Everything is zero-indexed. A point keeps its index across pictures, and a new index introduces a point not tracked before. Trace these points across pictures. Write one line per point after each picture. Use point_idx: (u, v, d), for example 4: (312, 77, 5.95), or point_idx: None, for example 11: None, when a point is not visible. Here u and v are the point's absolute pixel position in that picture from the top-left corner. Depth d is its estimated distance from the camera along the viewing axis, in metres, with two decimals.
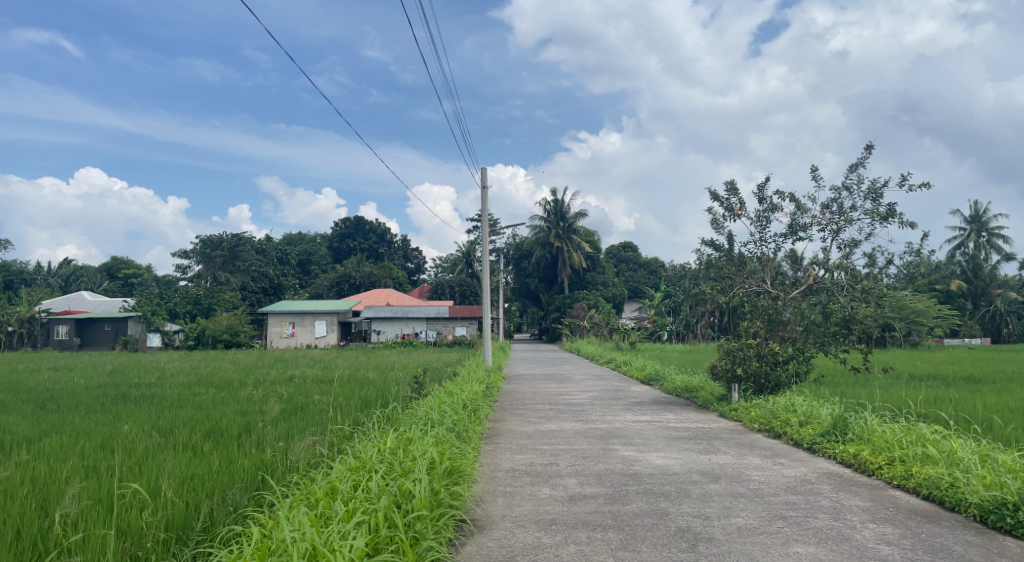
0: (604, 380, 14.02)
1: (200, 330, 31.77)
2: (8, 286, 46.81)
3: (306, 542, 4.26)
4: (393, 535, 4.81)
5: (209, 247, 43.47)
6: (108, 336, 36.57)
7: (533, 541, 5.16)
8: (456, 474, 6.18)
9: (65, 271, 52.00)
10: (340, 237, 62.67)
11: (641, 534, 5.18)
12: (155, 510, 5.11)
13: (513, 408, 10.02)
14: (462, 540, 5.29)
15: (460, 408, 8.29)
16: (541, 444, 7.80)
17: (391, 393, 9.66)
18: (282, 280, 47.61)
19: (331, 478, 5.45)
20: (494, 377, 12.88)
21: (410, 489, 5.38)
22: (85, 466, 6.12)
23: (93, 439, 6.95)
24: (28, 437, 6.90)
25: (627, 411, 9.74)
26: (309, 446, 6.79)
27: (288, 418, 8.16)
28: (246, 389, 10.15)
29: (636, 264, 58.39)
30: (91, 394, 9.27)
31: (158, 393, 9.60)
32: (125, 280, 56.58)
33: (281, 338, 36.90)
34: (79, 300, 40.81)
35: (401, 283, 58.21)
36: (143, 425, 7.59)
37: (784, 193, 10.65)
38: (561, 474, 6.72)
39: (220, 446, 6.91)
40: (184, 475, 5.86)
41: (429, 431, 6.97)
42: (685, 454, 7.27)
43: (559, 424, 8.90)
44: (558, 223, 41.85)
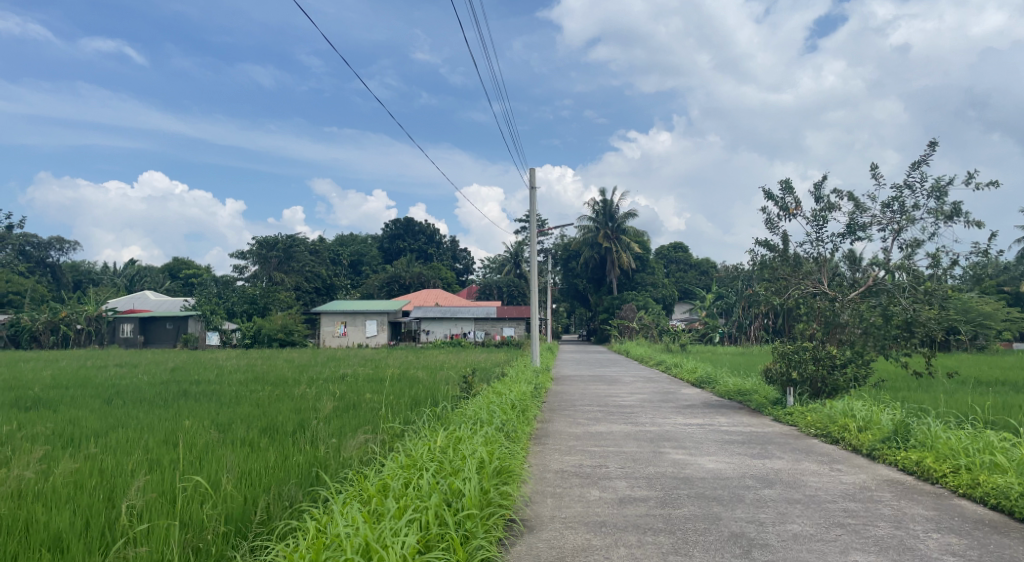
0: (654, 383, 13.89)
1: (256, 330, 32.67)
2: (77, 286, 48.95)
3: (359, 537, 4.33)
4: (443, 533, 4.86)
5: (265, 248, 44.46)
6: (170, 334, 38.00)
7: (582, 543, 5.14)
8: (505, 474, 6.21)
9: (130, 271, 54.15)
10: (390, 238, 63.54)
11: (693, 538, 5.11)
12: (216, 503, 5.28)
13: (562, 410, 10.00)
14: (511, 540, 5.31)
15: (508, 408, 8.31)
16: (590, 446, 7.76)
17: (440, 393, 9.76)
18: (333, 281, 48.62)
19: (383, 475, 5.53)
20: (542, 377, 12.90)
21: (460, 488, 5.42)
22: (149, 460, 6.35)
23: (157, 434, 7.22)
24: (96, 430, 7.20)
25: (678, 414, 9.63)
26: (362, 443, 6.91)
27: (341, 416, 8.32)
28: (300, 386, 10.39)
29: (686, 264, 57.58)
30: (155, 390, 9.63)
31: (218, 389, 9.90)
32: (185, 280, 58.49)
33: (334, 337, 37.68)
34: (143, 299, 42.42)
35: (450, 283, 58.69)
36: (203, 421, 7.83)
37: (842, 192, 10.34)
38: (611, 476, 6.68)
39: (276, 442, 7.10)
40: (243, 470, 6.03)
41: (478, 430, 7.01)
42: (738, 458, 7.13)
43: (608, 425, 8.85)
44: (606, 223, 41.62)
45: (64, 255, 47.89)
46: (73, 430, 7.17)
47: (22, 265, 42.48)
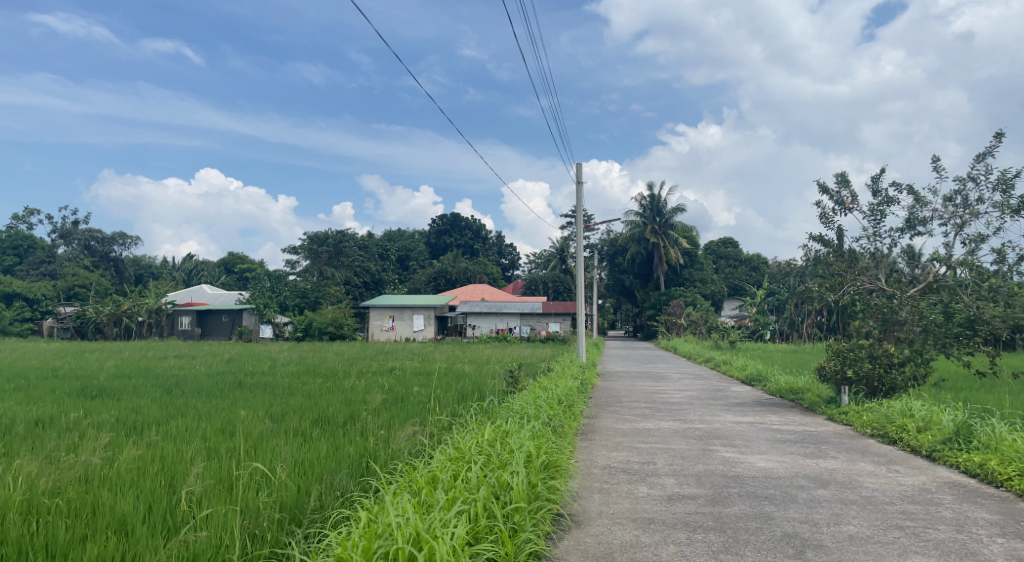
0: (703, 380, 13.70)
1: (308, 323, 33.44)
2: (139, 280, 50.73)
3: (410, 526, 4.40)
4: (492, 525, 4.91)
5: (315, 243, 45.23)
6: (225, 327, 38.84)
7: (631, 539, 5.11)
8: (553, 468, 6.22)
9: (187, 266, 55.92)
10: (437, 234, 64.05)
11: (744, 537, 5.03)
12: (272, 491, 5.44)
13: (609, 406, 9.94)
14: (560, 534, 5.32)
15: (554, 403, 8.32)
16: (638, 443, 7.71)
17: (486, 386, 9.83)
18: (382, 276, 49.24)
19: (432, 467, 5.60)
20: (588, 373, 12.84)
21: (508, 481, 5.46)
22: (207, 448, 6.57)
23: (214, 423, 7.45)
24: (157, 419, 7.49)
25: (727, 411, 9.48)
26: (410, 435, 7.02)
27: (389, 408, 8.45)
28: (350, 379, 10.59)
29: (736, 260, 56.52)
30: (211, 380, 9.95)
31: (272, 381, 10.17)
32: (239, 274, 59.99)
33: (382, 331, 38.24)
34: (199, 292, 43.73)
35: (495, 278, 58.84)
36: (258, 411, 8.06)
37: (901, 185, 10.01)
38: (659, 472, 6.62)
39: (327, 433, 7.24)
40: (296, 459, 6.19)
41: (525, 425, 7.03)
42: (791, 457, 6.99)
43: (655, 422, 8.77)
44: (654, 218, 41.11)
45: (126, 250, 49.71)
46: (136, 418, 7.45)
47: (87, 259, 44.26)
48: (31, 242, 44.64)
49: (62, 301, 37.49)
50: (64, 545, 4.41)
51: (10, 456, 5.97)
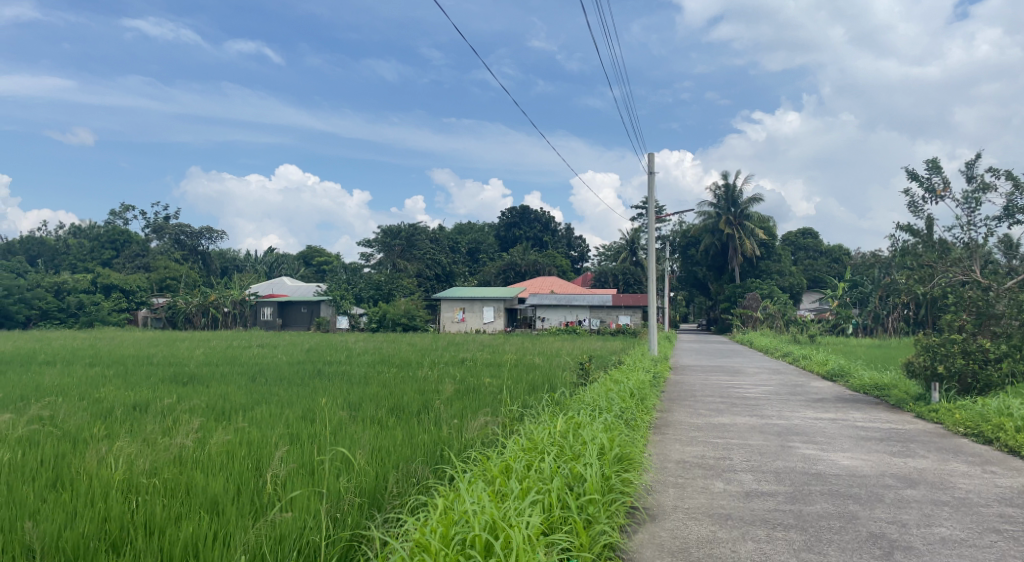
0: (781, 374, 13.34)
1: (382, 314, 34.31)
2: (225, 273, 53.14)
3: (486, 514, 4.47)
4: (567, 516, 4.93)
5: (389, 236, 46.72)
6: (305, 317, 40.61)
7: (707, 535, 5.04)
8: (626, 461, 6.18)
9: (269, 259, 58.31)
10: (507, 226, 64.50)
11: (827, 536, 4.89)
12: (352, 476, 5.62)
13: (682, 400, 9.79)
14: (634, 527, 5.30)
15: (627, 395, 8.25)
16: (714, 438, 7.56)
17: (558, 378, 9.87)
18: (453, 268, 49.90)
19: (506, 456, 5.67)
20: (660, 367, 12.68)
21: (582, 473, 5.46)
22: (291, 433, 6.84)
23: (296, 410, 7.73)
24: (244, 405, 7.83)
25: (808, 407, 9.19)
26: (483, 425, 7.11)
27: (461, 398, 8.62)
28: (423, 369, 10.82)
29: (816, 252, 54.50)
30: (293, 369, 10.35)
31: (348, 370, 10.52)
32: (317, 267, 61.80)
33: (453, 322, 38.89)
34: (280, 284, 45.39)
35: (565, 271, 58.73)
36: (336, 399, 8.33)
37: (999, 171, 9.43)
38: (735, 468, 6.49)
39: (402, 421, 7.43)
40: (375, 446, 6.38)
41: (597, 417, 7.01)
42: (877, 456, 6.72)
43: (731, 417, 8.59)
44: (729, 209, 40.40)
45: (213, 244, 51.95)
46: (224, 404, 7.82)
47: (177, 252, 46.68)
48: (126, 237, 47.24)
49: (156, 292, 39.62)
50: (161, 522, 4.67)
51: (112, 438, 6.36)
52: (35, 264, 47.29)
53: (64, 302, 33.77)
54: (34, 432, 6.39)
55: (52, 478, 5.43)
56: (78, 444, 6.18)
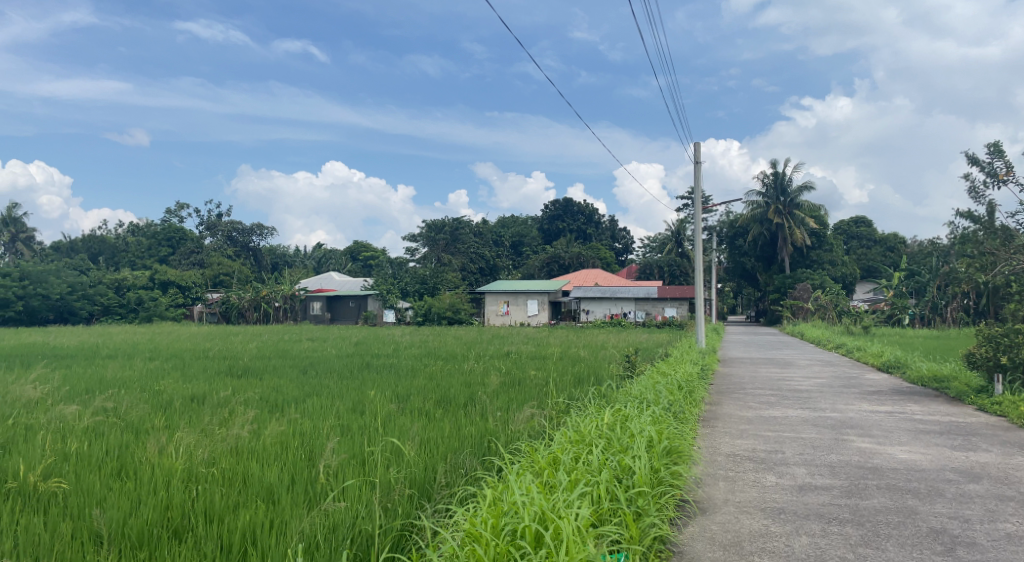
0: (834, 367, 13.02)
1: (427, 308, 34.68)
2: (275, 269, 54.30)
3: (535, 505, 4.48)
4: (616, 508, 4.90)
5: (433, 231, 47.07)
6: (352, 312, 41.29)
7: (760, 528, 4.97)
8: (676, 454, 6.12)
9: (317, 255, 59.46)
10: (550, 219, 64.33)
11: (885, 531, 4.76)
12: (401, 467, 5.70)
13: (732, 392, 9.66)
14: (684, 520, 5.25)
15: (675, 388, 8.17)
16: (765, 431, 7.43)
17: (604, 371, 9.83)
18: (497, 261, 50.08)
19: (553, 448, 5.68)
20: (708, 359, 12.52)
21: (630, 465, 5.44)
22: (341, 425, 6.97)
23: (346, 402, 7.89)
24: (296, 397, 8.02)
25: (863, 400, 8.96)
26: (530, 418, 7.13)
27: (507, 390, 8.66)
28: (469, 362, 10.92)
29: (870, 241, 53.01)
30: (342, 362, 10.56)
31: (396, 363, 10.65)
32: (364, 262, 62.54)
33: (497, 315, 39.07)
34: (329, 279, 46.13)
35: (610, 263, 58.32)
36: (385, 392, 8.45)
37: None
38: (788, 462, 6.37)
39: (449, 413, 7.50)
40: (423, 438, 6.45)
41: (645, 410, 6.96)
42: (936, 450, 6.51)
43: (782, 410, 8.43)
44: (778, 198, 39.58)
45: (263, 240, 53.16)
46: (277, 396, 8.02)
47: (230, 249, 47.82)
48: (181, 234, 48.76)
49: (210, 288, 40.65)
50: (220, 511, 4.82)
51: (172, 429, 6.58)
52: (96, 261, 49.02)
53: (124, 298, 34.90)
54: (99, 423, 6.65)
55: (116, 466, 5.65)
56: (140, 435, 6.40)
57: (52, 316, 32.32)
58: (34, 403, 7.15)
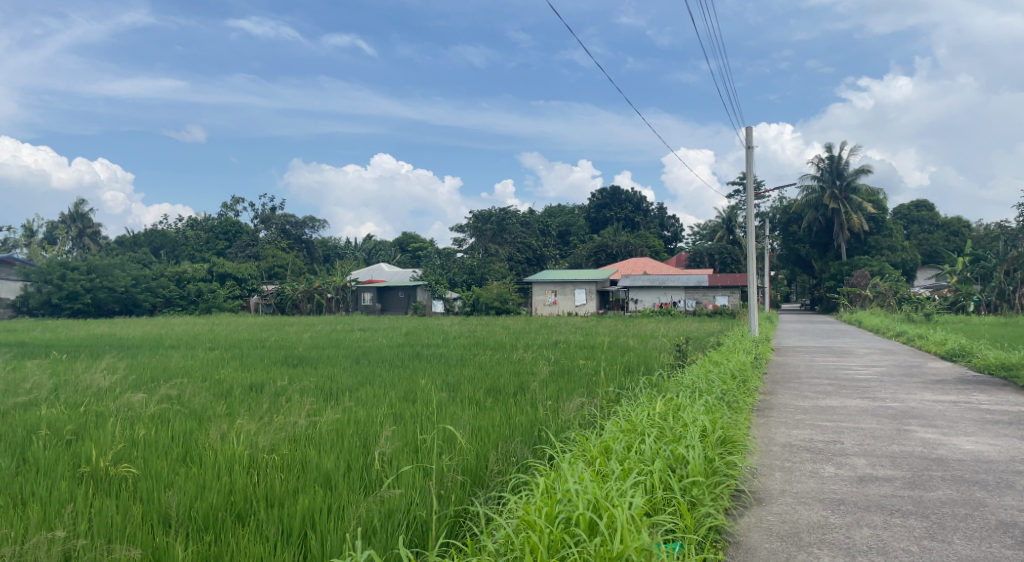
0: (895, 356, 12.64)
1: (475, 298, 34.94)
2: (327, 260, 55.44)
3: (589, 493, 4.48)
4: (670, 498, 4.87)
5: (480, 221, 47.32)
6: (402, 302, 41.92)
7: (819, 520, 4.87)
8: (730, 444, 6.03)
9: (367, 246, 60.52)
10: (597, 207, 63.94)
11: (951, 524, 4.62)
12: (453, 455, 5.76)
13: (787, 381, 9.48)
14: (740, 510, 5.18)
15: (728, 377, 8.05)
16: (822, 421, 7.26)
17: (654, 360, 9.74)
18: (544, 252, 50.05)
19: (605, 437, 5.67)
20: (762, 347, 12.29)
21: (684, 454, 5.40)
22: (394, 413, 7.09)
23: (398, 390, 8.01)
24: (350, 386, 8.18)
25: (926, 389, 8.68)
26: (580, 407, 7.12)
27: (556, 379, 8.69)
28: (518, 351, 10.96)
29: (932, 225, 51.15)
30: (393, 351, 10.72)
31: (445, 352, 10.76)
32: (412, 252, 63.27)
33: (545, 305, 39.08)
34: (379, 270, 46.83)
35: (658, 251, 57.69)
36: (436, 380, 8.56)
37: None
38: (847, 452, 6.22)
39: (500, 401, 7.56)
40: (475, 426, 6.52)
41: (698, 399, 6.87)
42: (1005, 441, 6.27)
43: (840, 399, 8.23)
44: (834, 181, 38.58)
45: (316, 233, 54.26)
46: (331, 385, 8.20)
47: (284, 241, 48.88)
48: (238, 228, 50.20)
49: (265, 280, 41.68)
50: (280, 495, 4.96)
51: (233, 416, 6.79)
52: (157, 255, 50.79)
53: (184, 291, 36.30)
54: (165, 410, 6.90)
55: (182, 452, 5.86)
56: (203, 421, 6.62)
57: (118, 308, 33.54)
58: (104, 391, 7.47)
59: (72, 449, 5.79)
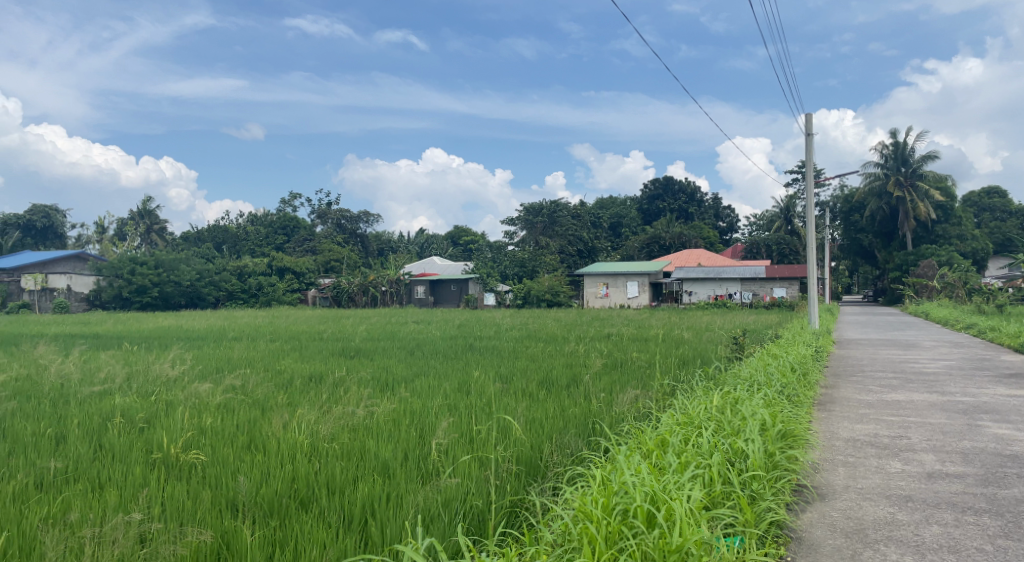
0: (965, 348, 12.15)
1: (526, 291, 35.04)
2: (381, 254, 56.36)
3: (646, 486, 4.45)
4: (730, 491, 4.79)
5: (531, 214, 47.38)
6: (455, 295, 42.34)
7: (885, 516, 4.73)
8: (791, 438, 5.90)
9: (420, 240, 61.27)
10: (650, 199, 63.28)
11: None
12: (508, 446, 5.79)
13: (849, 375, 9.22)
14: (802, 505, 5.06)
15: (788, 370, 7.88)
16: (888, 415, 7.05)
17: (710, 353, 9.58)
18: (595, 244, 49.78)
19: (661, 430, 5.61)
20: (823, 340, 11.99)
21: (743, 448, 5.30)
22: (449, 404, 7.17)
23: (452, 382, 8.10)
24: (405, 377, 8.32)
25: (999, 383, 8.33)
26: (634, 399, 7.08)
27: (609, 371, 8.65)
28: (570, 343, 10.95)
29: (1004, 213, 48.96)
30: (447, 343, 10.86)
31: (497, 344, 10.84)
32: (464, 245, 63.75)
33: (597, 298, 38.91)
34: (431, 263, 47.40)
35: (713, 242, 56.74)
36: (489, 372, 8.62)
37: None
38: (914, 448, 6.02)
39: (553, 393, 7.57)
40: (530, 417, 6.55)
41: (756, 392, 6.75)
42: None
43: (906, 393, 7.98)
44: (899, 169, 37.40)
45: (370, 227, 55.20)
46: (387, 376, 8.35)
47: (340, 235, 49.88)
48: (296, 223, 51.50)
49: (322, 274, 42.68)
50: (342, 483, 5.08)
51: (294, 406, 6.97)
52: (220, 250, 52.52)
53: (246, 284, 37.29)
54: (229, 400, 7.14)
55: (247, 439, 6.05)
56: (266, 411, 6.83)
57: (183, 301, 34.82)
58: (173, 381, 7.79)
59: (145, 435, 6.04)
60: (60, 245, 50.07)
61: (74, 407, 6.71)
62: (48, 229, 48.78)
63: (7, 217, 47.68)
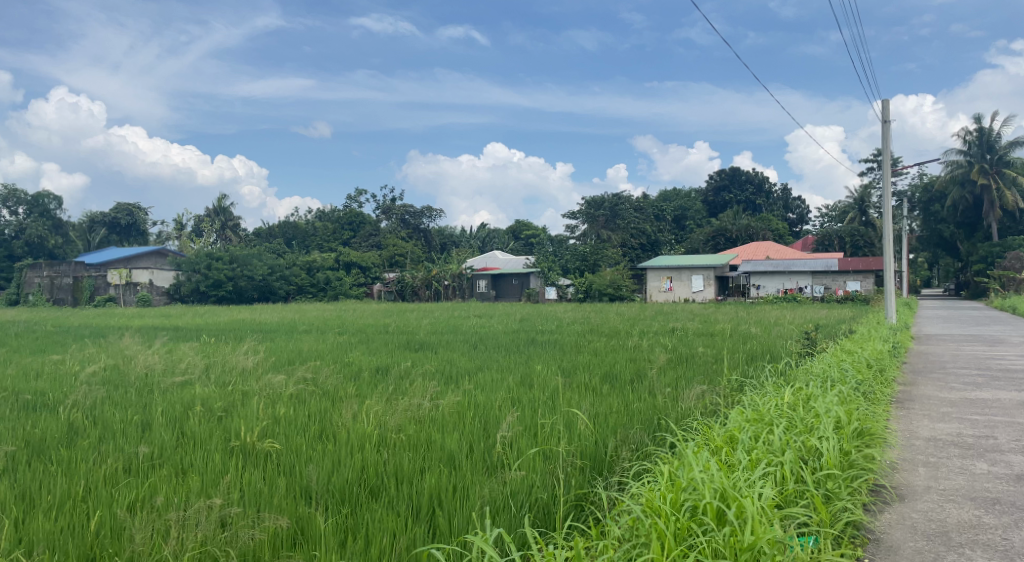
0: None
1: (588, 285, 34.89)
2: (445, 248, 56.95)
3: (716, 482, 4.36)
4: (803, 490, 4.66)
5: (593, 207, 47.11)
6: (516, 289, 42.45)
7: (971, 519, 4.51)
8: (867, 436, 5.69)
9: (481, 235, 61.66)
10: (715, 190, 61.88)
11: None
12: (573, 440, 5.77)
13: (931, 372, 8.81)
14: (880, 506, 4.87)
15: (863, 366, 7.60)
16: (973, 415, 6.71)
17: (780, 348, 9.31)
18: (659, 237, 49.01)
19: (730, 426, 5.50)
20: (902, 335, 11.49)
21: (816, 446, 5.14)
22: (512, 397, 7.21)
23: (516, 375, 8.13)
24: (468, 370, 8.40)
25: None
26: (701, 394, 6.96)
27: (674, 366, 8.52)
28: (633, 338, 10.83)
29: None
30: (509, 337, 10.91)
31: (559, 338, 10.82)
32: (525, 239, 63.78)
33: (661, 292, 38.41)
34: (493, 257, 47.68)
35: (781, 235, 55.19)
36: (551, 366, 8.61)
37: None
38: (1002, 449, 5.71)
39: (616, 388, 7.51)
40: (595, 412, 6.51)
41: (830, 389, 6.53)
42: None
43: (992, 391, 7.58)
44: (983, 156, 35.63)
45: (433, 222, 55.85)
46: (451, 369, 8.43)
47: (404, 231, 50.69)
48: (361, 219, 52.50)
49: (387, 268, 43.34)
50: (409, 473, 5.17)
51: (362, 397, 7.14)
52: (290, 245, 54.16)
53: (314, 278, 38.25)
54: (301, 390, 7.37)
55: (318, 429, 6.22)
56: (335, 402, 7.00)
57: (256, 295, 36.11)
58: (249, 371, 8.08)
59: (223, 424, 6.29)
60: (143, 241, 52.57)
61: (158, 396, 7.03)
62: (131, 226, 51.36)
63: (94, 215, 50.38)
